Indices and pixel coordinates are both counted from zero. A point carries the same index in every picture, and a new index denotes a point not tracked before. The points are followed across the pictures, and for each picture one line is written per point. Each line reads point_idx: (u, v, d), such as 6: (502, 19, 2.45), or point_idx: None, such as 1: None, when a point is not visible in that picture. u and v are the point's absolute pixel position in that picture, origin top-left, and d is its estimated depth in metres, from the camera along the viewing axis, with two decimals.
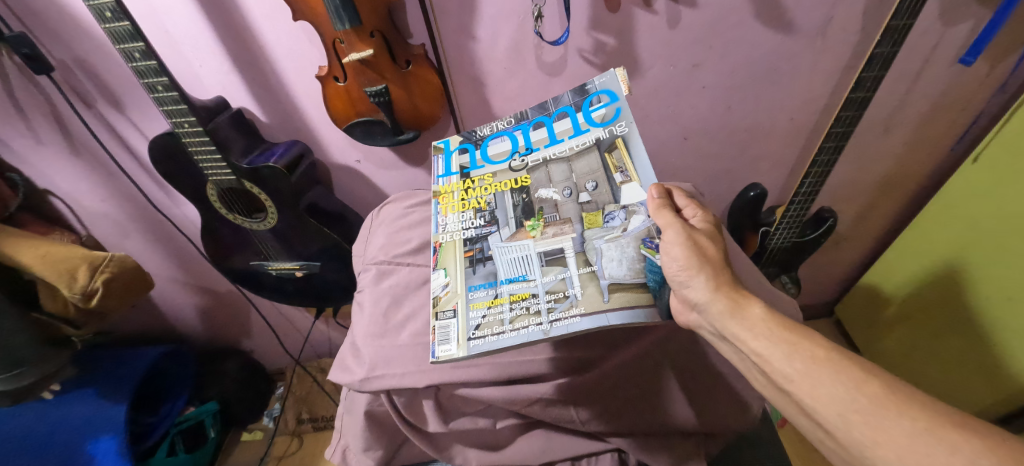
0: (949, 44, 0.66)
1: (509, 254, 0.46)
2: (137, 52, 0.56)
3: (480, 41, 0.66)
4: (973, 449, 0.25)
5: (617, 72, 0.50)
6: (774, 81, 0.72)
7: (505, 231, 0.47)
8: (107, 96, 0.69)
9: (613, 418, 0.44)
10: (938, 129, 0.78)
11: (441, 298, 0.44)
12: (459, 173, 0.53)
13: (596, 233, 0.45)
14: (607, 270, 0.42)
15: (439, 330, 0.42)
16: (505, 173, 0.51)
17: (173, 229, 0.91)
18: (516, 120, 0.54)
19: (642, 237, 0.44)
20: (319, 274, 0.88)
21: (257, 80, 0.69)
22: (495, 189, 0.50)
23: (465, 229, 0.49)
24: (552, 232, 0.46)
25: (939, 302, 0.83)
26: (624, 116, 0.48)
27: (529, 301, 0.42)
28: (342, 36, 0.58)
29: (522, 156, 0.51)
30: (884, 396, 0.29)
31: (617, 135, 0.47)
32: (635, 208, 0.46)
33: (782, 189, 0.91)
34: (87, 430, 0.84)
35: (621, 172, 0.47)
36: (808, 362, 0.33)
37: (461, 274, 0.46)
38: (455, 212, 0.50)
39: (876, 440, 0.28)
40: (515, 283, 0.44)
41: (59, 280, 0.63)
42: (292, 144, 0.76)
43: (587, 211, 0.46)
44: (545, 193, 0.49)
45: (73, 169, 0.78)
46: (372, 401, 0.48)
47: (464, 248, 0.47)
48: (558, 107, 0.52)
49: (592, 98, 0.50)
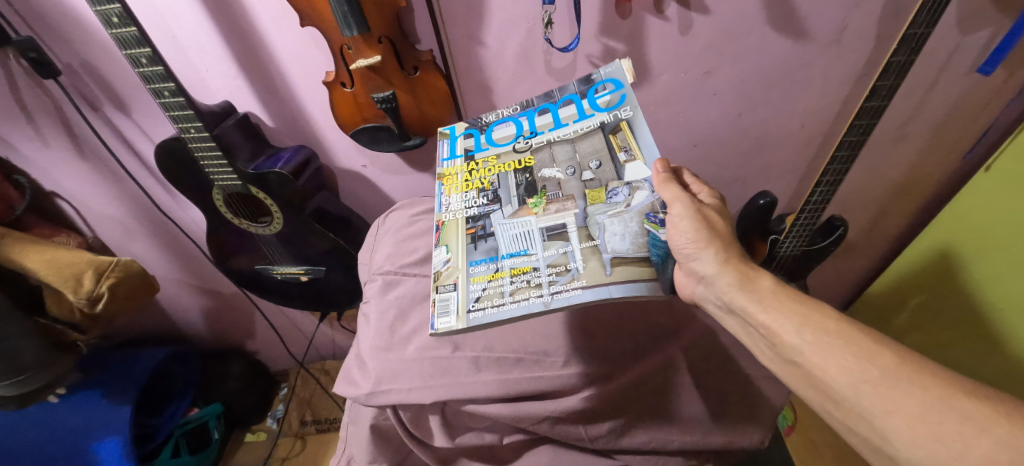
0: (966, 52, 0.65)
1: (510, 230, 0.44)
2: (143, 58, 0.55)
3: (488, 47, 0.65)
4: (986, 415, 0.27)
5: (622, 63, 0.50)
6: (787, 88, 0.71)
7: (507, 209, 0.46)
8: (113, 99, 0.69)
9: (622, 437, 0.43)
10: (953, 138, 0.76)
11: (441, 273, 0.43)
12: (463, 155, 0.52)
13: (599, 209, 0.44)
14: (609, 244, 0.42)
15: (439, 303, 0.41)
16: (508, 155, 0.50)
17: (178, 232, 0.91)
18: (522, 108, 0.53)
19: (645, 212, 0.44)
20: (324, 278, 0.87)
21: (262, 82, 0.68)
22: (499, 170, 0.49)
23: (467, 207, 0.47)
24: (554, 209, 0.45)
25: (943, 311, 0.82)
26: (629, 101, 0.47)
27: (530, 275, 0.41)
28: (349, 43, 0.57)
29: (527, 139, 0.50)
30: (897, 366, 0.31)
31: (621, 118, 0.47)
32: (638, 184, 0.45)
33: (793, 197, 0.90)
34: (91, 431, 0.84)
35: (625, 151, 0.46)
36: (819, 334, 0.34)
37: (462, 250, 0.45)
38: (460, 192, 0.49)
39: (887, 409, 0.30)
40: (515, 258, 0.43)
41: (65, 285, 0.64)
42: (298, 149, 0.75)
43: (590, 187, 0.45)
44: (548, 172, 0.47)
45: (78, 172, 0.78)
46: (378, 415, 0.48)
47: (466, 225, 0.46)
48: (564, 95, 0.51)
49: (598, 86, 0.50)
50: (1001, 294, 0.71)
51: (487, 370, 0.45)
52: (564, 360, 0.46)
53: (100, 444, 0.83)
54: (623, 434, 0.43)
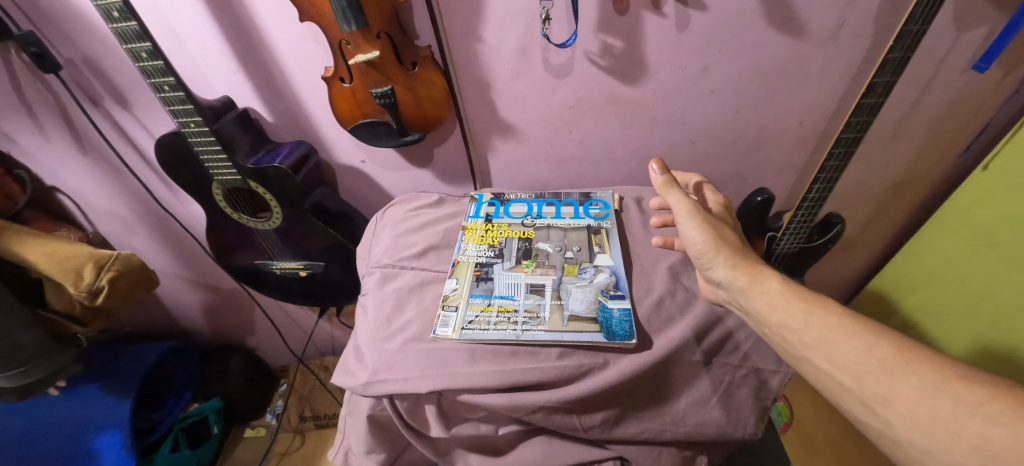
0: (962, 49, 0.65)
1: (505, 279, 0.52)
2: (144, 52, 0.56)
3: (486, 43, 0.65)
4: (979, 398, 0.29)
5: (613, 193, 0.65)
6: (784, 85, 0.71)
7: (506, 263, 0.54)
8: (114, 94, 0.69)
9: (616, 429, 0.44)
10: (950, 136, 0.77)
11: (448, 297, 0.51)
12: (484, 217, 0.62)
13: (570, 280, 0.51)
14: (570, 305, 0.49)
15: (442, 316, 0.49)
16: (517, 226, 0.60)
17: (178, 227, 0.91)
18: (536, 196, 0.66)
19: (603, 287, 0.50)
20: (323, 274, 0.88)
21: (261, 77, 0.68)
22: (507, 234, 0.59)
23: (479, 255, 0.56)
24: (540, 272, 0.53)
25: (943, 307, 0.85)
26: (611, 218, 0.61)
27: (511, 313, 0.49)
28: (347, 38, 0.57)
29: (533, 219, 0.61)
30: (894, 356, 0.33)
31: (603, 226, 0.59)
32: (603, 267, 0.53)
33: (790, 194, 0.90)
34: (91, 425, 0.84)
35: (599, 246, 0.56)
36: (823, 330, 0.36)
37: (468, 284, 0.53)
38: (475, 243, 0.58)
39: (887, 397, 0.32)
40: (504, 299, 0.50)
41: (65, 278, 0.64)
42: (297, 144, 0.76)
43: (569, 263, 0.54)
44: (542, 245, 0.56)
45: (78, 167, 0.78)
46: (374, 406, 0.47)
47: (475, 267, 0.54)
48: (566, 199, 0.66)
49: (592, 202, 0.64)
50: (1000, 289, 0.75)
51: (483, 361, 0.45)
52: (560, 351, 0.46)
53: (100, 437, 0.83)
54: (617, 423, 0.44)
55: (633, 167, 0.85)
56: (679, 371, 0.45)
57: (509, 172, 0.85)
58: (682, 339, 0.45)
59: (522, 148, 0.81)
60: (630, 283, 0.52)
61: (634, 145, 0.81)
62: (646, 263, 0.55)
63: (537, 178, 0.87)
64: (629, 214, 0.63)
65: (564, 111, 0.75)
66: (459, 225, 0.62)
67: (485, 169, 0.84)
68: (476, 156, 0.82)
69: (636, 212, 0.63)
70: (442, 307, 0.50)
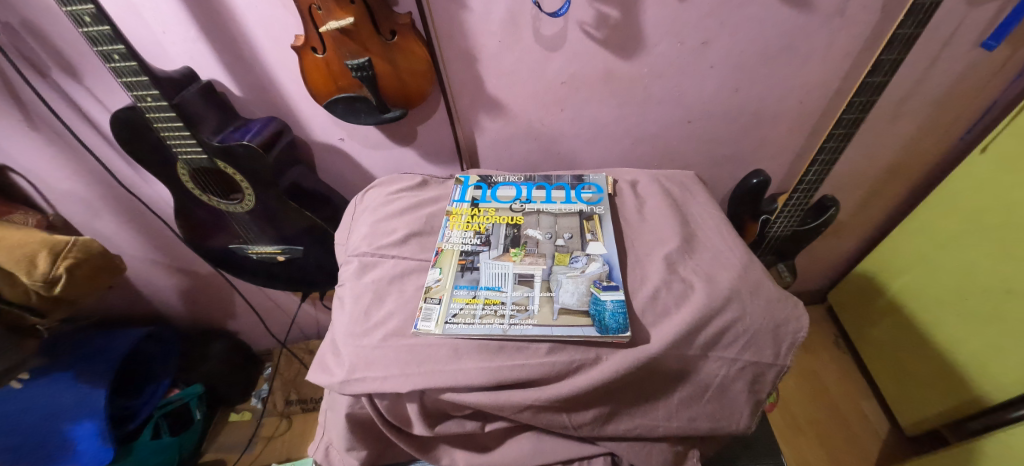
0: (972, 26, 0.61)
1: (491, 269, 0.49)
2: (87, 16, 0.49)
3: (472, 11, 0.60)
4: None
5: (607, 176, 0.62)
6: (787, 62, 0.67)
7: (493, 251, 0.51)
8: (62, 64, 0.62)
9: (606, 426, 0.42)
10: (950, 117, 0.74)
11: (431, 289, 0.48)
12: (470, 201, 0.59)
13: (561, 269, 0.49)
14: (561, 298, 0.46)
15: (424, 310, 0.46)
16: (505, 211, 0.57)
17: (145, 209, 0.86)
18: (525, 178, 0.62)
19: (594, 279, 0.47)
20: (303, 258, 0.84)
21: (225, 46, 0.62)
22: (494, 220, 0.55)
23: (464, 242, 0.53)
24: (529, 261, 0.50)
25: (937, 291, 0.87)
26: (604, 202, 0.57)
27: (497, 306, 0.46)
28: (318, 3, 0.51)
29: (522, 203, 0.58)
30: None
31: (596, 212, 0.56)
32: (595, 256, 0.50)
33: (786, 176, 0.88)
34: (62, 416, 0.80)
35: (592, 233, 0.53)
36: None
37: (452, 275, 0.49)
38: (460, 229, 0.55)
39: None
40: (490, 290, 0.47)
41: (17, 267, 0.59)
42: (269, 121, 0.70)
43: (560, 251, 0.51)
44: (531, 232, 0.54)
45: (29, 143, 0.71)
46: (353, 404, 0.44)
47: (459, 256, 0.51)
48: (558, 181, 0.62)
49: (584, 185, 0.61)
50: (992, 270, 0.76)
51: (467, 358, 0.42)
52: (550, 346, 0.43)
53: (73, 426, 0.80)
54: (609, 420, 0.42)
55: (627, 147, 0.81)
56: (675, 367, 0.43)
57: (497, 151, 0.81)
58: (678, 333, 0.43)
59: (511, 126, 0.77)
60: (624, 273, 0.50)
61: (629, 124, 0.77)
62: (641, 252, 0.52)
63: (526, 158, 0.83)
64: (622, 199, 0.60)
65: (556, 87, 0.70)
66: (443, 210, 0.59)
67: (473, 148, 0.80)
68: (463, 134, 0.78)
69: (631, 196, 0.60)
70: (424, 299, 0.47)
